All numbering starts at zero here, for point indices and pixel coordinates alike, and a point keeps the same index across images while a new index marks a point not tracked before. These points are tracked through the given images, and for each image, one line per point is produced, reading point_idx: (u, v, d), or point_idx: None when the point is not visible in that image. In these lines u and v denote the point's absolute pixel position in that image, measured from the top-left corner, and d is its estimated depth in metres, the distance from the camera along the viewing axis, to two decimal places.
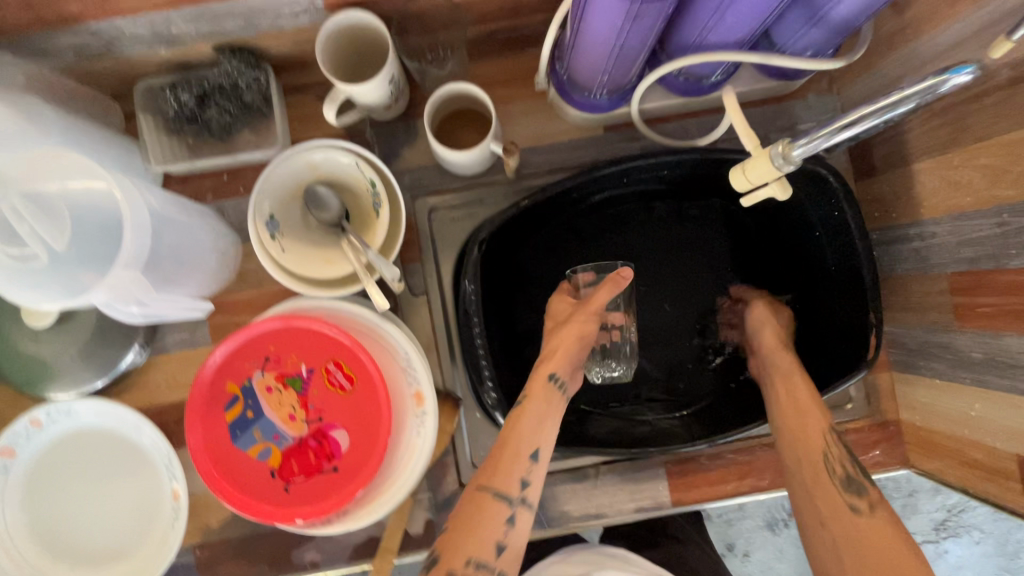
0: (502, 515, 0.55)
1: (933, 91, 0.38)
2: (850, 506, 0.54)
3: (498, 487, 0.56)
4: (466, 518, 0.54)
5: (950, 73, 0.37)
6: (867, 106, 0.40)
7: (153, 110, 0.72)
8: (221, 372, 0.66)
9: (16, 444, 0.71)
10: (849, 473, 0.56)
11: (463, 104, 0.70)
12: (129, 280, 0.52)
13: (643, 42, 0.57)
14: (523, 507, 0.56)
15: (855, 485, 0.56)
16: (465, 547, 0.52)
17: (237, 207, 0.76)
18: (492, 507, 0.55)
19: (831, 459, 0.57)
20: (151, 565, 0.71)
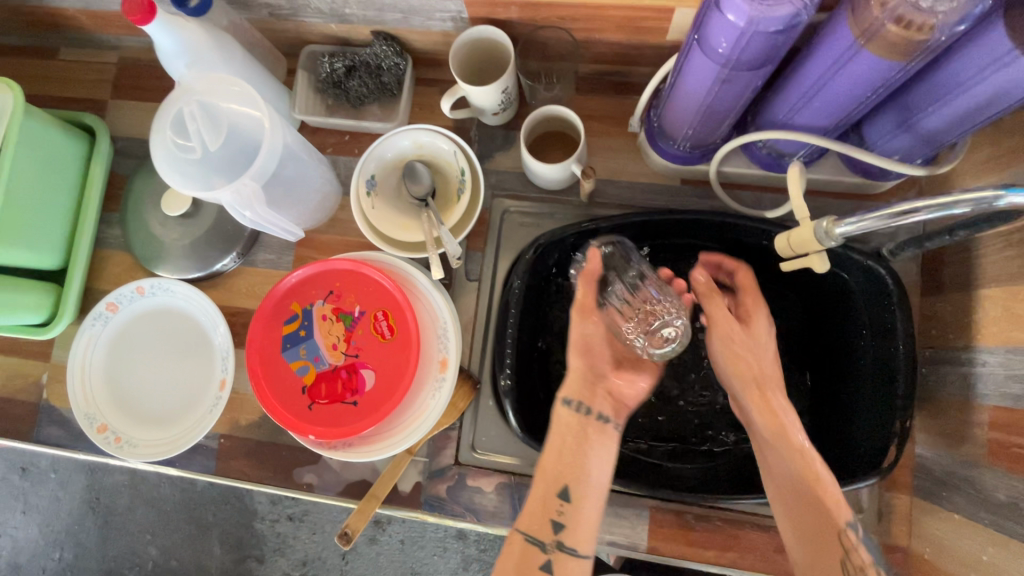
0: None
1: (989, 202, 0.41)
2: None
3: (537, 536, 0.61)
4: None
5: (1009, 192, 0.40)
6: (924, 200, 0.43)
7: (310, 71, 0.86)
8: (290, 293, 0.76)
9: (121, 302, 0.87)
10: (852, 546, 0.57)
11: (561, 126, 0.78)
12: (251, 190, 0.64)
13: (732, 107, 0.62)
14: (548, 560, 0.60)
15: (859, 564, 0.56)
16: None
17: (348, 164, 0.88)
18: (531, 563, 0.60)
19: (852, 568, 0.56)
20: (183, 437, 0.82)
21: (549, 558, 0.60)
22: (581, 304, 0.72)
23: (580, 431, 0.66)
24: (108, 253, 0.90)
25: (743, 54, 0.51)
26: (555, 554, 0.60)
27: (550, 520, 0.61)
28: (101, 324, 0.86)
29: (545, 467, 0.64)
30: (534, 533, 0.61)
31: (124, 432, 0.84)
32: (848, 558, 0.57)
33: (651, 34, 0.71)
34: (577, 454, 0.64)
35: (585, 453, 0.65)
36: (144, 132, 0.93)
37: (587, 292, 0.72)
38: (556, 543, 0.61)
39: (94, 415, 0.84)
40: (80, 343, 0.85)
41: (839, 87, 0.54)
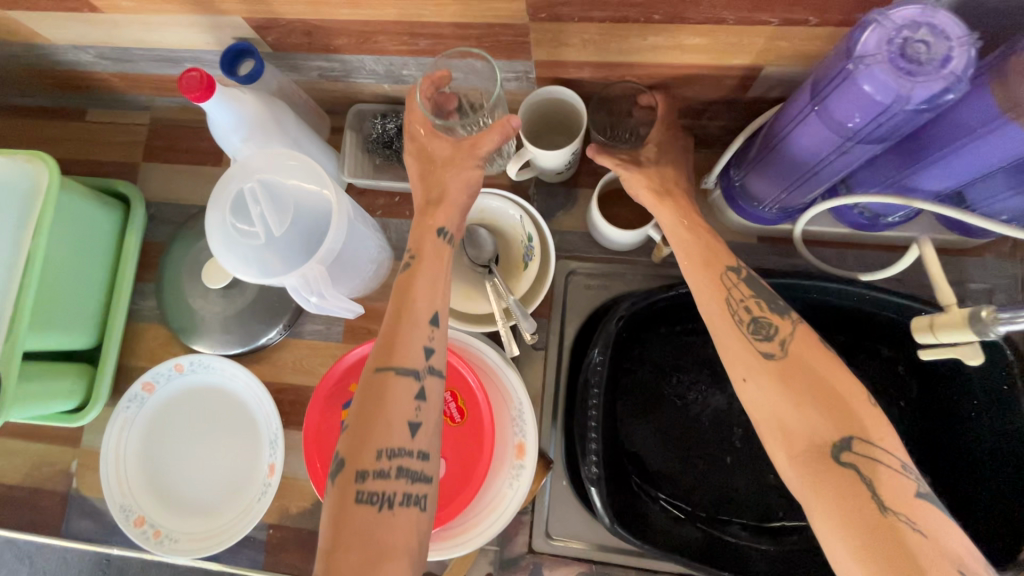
0: (411, 389, 0.53)
1: None
2: (762, 354, 0.52)
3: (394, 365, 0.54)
4: (370, 402, 0.52)
5: None
6: None
7: (358, 130, 0.82)
8: (348, 372, 0.71)
9: (158, 381, 0.80)
10: (759, 315, 0.54)
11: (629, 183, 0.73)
12: (317, 276, 0.59)
13: (835, 174, 0.58)
14: (431, 377, 0.55)
15: (764, 330, 0.53)
16: (374, 441, 0.50)
17: (399, 226, 0.83)
18: (399, 385, 0.53)
19: (740, 304, 0.55)
20: (229, 529, 0.76)
21: (419, 373, 0.54)
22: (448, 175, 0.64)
23: (423, 228, 0.62)
24: (143, 327, 0.84)
25: (873, 128, 0.47)
26: (418, 418, 0.53)
27: (422, 345, 0.55)
28: (137, 405, 0.80)
29: (393, 308, 0.58)
30: (386, 360, 0.54)
31: (164, 524, 0.77)
32: (742, 295, 0.55)
33: (733, 91, 0.67)
34: (427, 243, 0.61)
35: (438, 289, 0.59)
36: (178, 196, 0.88)
37: (440, 150, 0.65)
38: (427, 358, 0.56)
39: (131, 506, 0.77)
40: (114, 427, 0.79)
41: (972, 158, 0.50)
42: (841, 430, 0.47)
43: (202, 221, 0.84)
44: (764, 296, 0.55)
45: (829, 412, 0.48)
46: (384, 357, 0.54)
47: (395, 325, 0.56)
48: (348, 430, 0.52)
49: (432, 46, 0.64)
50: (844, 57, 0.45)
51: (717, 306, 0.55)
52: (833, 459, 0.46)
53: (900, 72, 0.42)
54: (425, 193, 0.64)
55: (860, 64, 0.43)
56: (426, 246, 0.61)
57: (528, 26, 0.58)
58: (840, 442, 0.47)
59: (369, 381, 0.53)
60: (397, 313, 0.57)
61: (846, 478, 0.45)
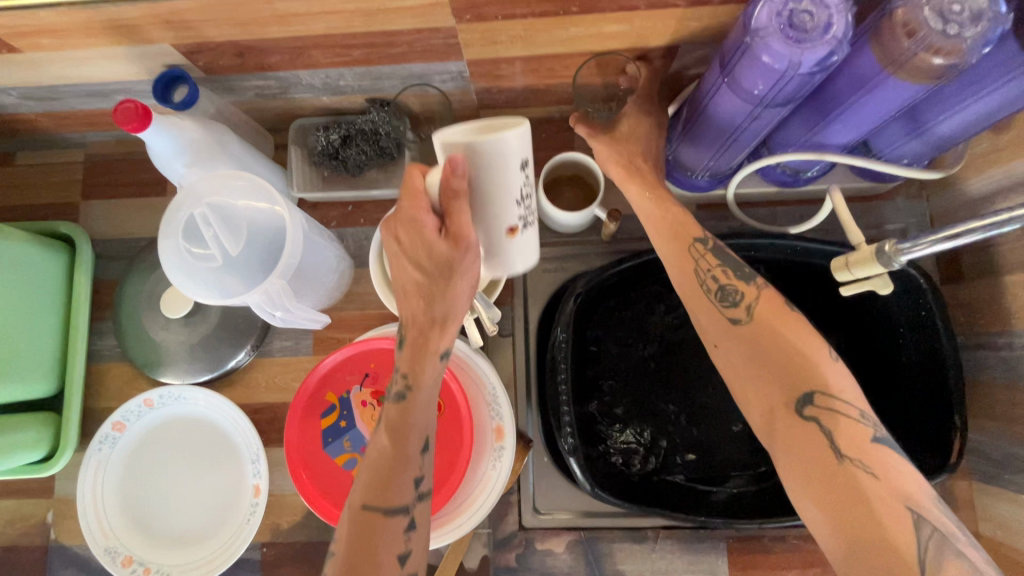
0: (401, 523, 0.53)
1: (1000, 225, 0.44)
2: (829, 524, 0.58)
3: (385, 508, 0.53)
4: (362, 542, 0.52)
5: None
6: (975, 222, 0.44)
7: (302, 144, 0.83)
8: (323, 381, 0.72)
9: (128, 419, 0.80)
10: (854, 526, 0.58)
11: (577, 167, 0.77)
12: (279, 290, 0.60)
13: (753, 138, 0.63)
14: (420, 509, 0.55)
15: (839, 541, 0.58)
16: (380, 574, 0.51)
17: (355, 235, 0.85)
18: (386, 525, 0.53)
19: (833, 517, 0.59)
20: (223, 554, 0.76)
21: (408, 510, 0.54)
22: (437, 349, 0.57)
23: (421, 334, 0.56)
24: (105, 366, 0.83)
25: (777, 92, 0.52)
26: (408, 548, 0.53)
27: (394, 555, 0.52)
28: (108, 446, 0.79)
29: (373, 444, 0.56)
30: (379, 501, 0.53)
31: (153, 560, 0.77)
32: (709, 265, 0.59)
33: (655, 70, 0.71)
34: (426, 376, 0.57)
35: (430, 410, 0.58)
36: (126, 231, 0.87)
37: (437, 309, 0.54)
38: (417, 484, 0.55)
39: (116, 548, 0.77)
40: (88, 472, 0.78)
41: (867, 109, 0.55)
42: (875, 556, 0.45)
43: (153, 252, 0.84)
44: (730, 266, 0.59)
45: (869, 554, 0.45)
46: (378, 494, 0.53)
47: (385, 461, 0.55)
48: (336, 553, 0.52)
49: (366, 55, 0.66)
50: (742, 33, 0.50)
51: (686, 279, 0.60)
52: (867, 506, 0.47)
53: (790, 40, 0.47)
54: (426, 295, 0.54)
55: (756, 37, 0.47)
56: (427, 357, 0.56)
57: (456, 28, 0.61)
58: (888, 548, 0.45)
59: (356, 523, 0.52)
60: (391, 442, 0.56)
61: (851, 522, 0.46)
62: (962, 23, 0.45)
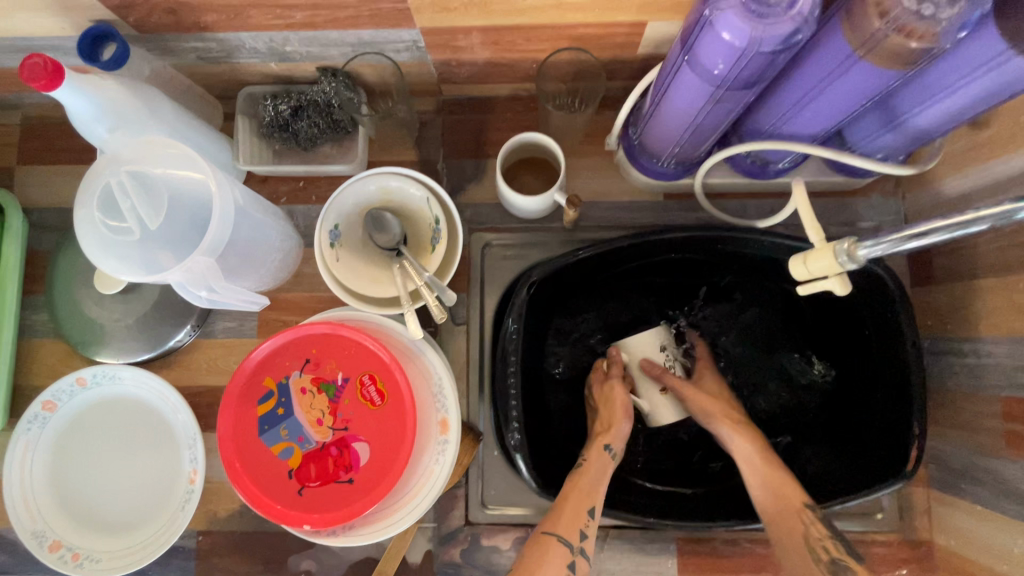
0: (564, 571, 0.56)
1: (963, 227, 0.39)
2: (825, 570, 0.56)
3: (560, 532, 0.58)
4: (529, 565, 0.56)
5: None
6: (937, 220, 0.40)
7: (251, 114, 0.78)
8: (261, 366, 0.68)
9: (59, 398, 0.76)
10: (837, 556, 0.56)
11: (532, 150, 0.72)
12: (206, 268, 0.56)
13: (719, 123, 0.59)
14: (583, 558, 0.58)
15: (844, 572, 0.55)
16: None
17: (306, 213, 0.80)
18: (557, 553, 0.57)
19: (819, 543, 0.57)
20: (156, 542, 0.73)
21: (575, 545, 0.58)
22: (607, 441, 0.65)
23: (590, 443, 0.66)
24: (35, 342, 0.79)
25: (739, 73, 0.48)
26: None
27: None
28: (38, 426, 0.75)
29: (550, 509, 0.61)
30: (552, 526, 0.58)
31: (82, 545, 0.74)
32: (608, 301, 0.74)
33: (623, 48, 0.67)
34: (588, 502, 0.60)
35: (601, 485, 0.62)
36: (63, 199, 0.82)
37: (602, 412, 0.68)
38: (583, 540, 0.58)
39: (43, 532, 0.74)
40: (15, 453, 0.74)
41: (836, 97, 0.52)
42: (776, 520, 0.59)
43: None
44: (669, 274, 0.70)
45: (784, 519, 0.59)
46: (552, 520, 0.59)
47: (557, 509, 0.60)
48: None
49: (310, 18, 0.61)
50: (701, 6, 0.46)
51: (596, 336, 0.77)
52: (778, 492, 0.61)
53: (751, 15, 0.43)
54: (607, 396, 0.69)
55: (714, 10, 0.44)
56: (592, 453, 0.65)
57: None
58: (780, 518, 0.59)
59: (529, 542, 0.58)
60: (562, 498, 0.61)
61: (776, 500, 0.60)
62: (939, 3, 0.42)
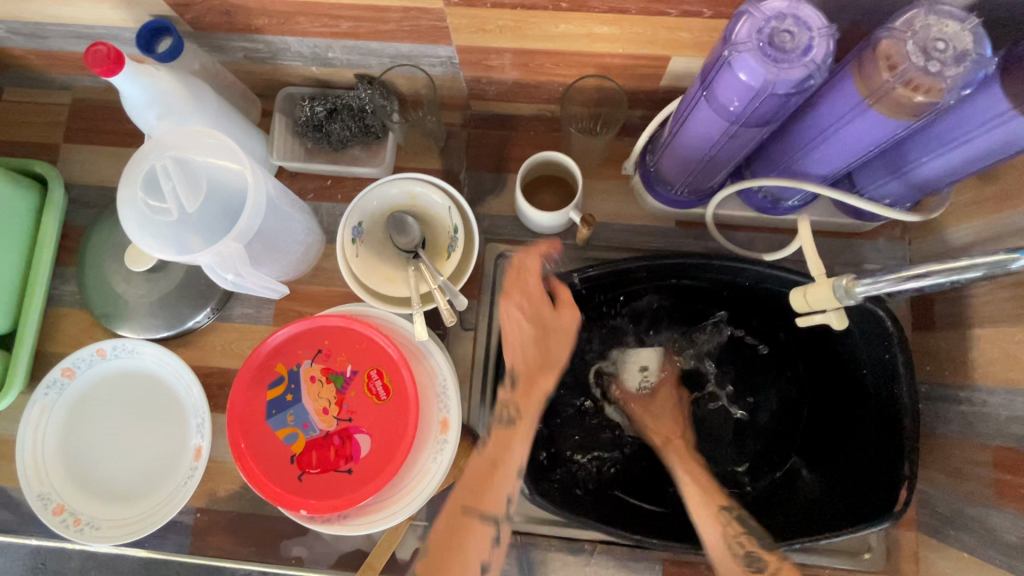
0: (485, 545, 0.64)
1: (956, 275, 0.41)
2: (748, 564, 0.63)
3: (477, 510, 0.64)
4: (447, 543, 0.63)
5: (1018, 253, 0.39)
6: (932, 266, 0.42)
7: (288, 113, 0.82)
8: (275, 352, 0.71)
9: (79, 367, 0.79)
10: (752, 549, 0.64)
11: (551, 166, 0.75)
12: (234, 254, 0.60)
13: (733, 158, 0.62)
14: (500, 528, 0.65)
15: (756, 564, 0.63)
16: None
17: (331, 210, 0.84)
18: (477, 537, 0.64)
19: (735, 540, 0.64)
20: (156, 514, 0.75)
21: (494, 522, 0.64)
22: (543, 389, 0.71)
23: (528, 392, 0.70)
24: (60, 311, 0.82)
25: (753, 112, 0.51)
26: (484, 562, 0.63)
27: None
28: (55, 391, 0.78)
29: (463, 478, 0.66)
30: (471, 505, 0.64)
31: (84, 511, 0.76)
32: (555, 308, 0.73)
33: (646, 79, 0.70)
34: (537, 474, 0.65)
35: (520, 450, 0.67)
36: (102, 178, 0.86)
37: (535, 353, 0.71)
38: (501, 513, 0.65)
39: (49, 495, 0.76)
40: (31, 415, 0.77)
41: (845, 141, 0.54)
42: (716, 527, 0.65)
43: None
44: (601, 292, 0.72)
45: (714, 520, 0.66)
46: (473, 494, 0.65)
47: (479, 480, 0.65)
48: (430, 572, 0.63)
49: (353, 29, 0.65)
50: (722, 46, 0.49)
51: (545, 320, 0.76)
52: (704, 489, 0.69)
53: (767, 59, 0.46)
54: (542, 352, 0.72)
55: (734, 51, 0.46)
56: (526, 411, 0.69)
57: (444, 10, 0.60)
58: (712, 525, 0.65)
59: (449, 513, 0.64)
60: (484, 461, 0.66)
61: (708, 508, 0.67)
62: (945, 61, 0.44)
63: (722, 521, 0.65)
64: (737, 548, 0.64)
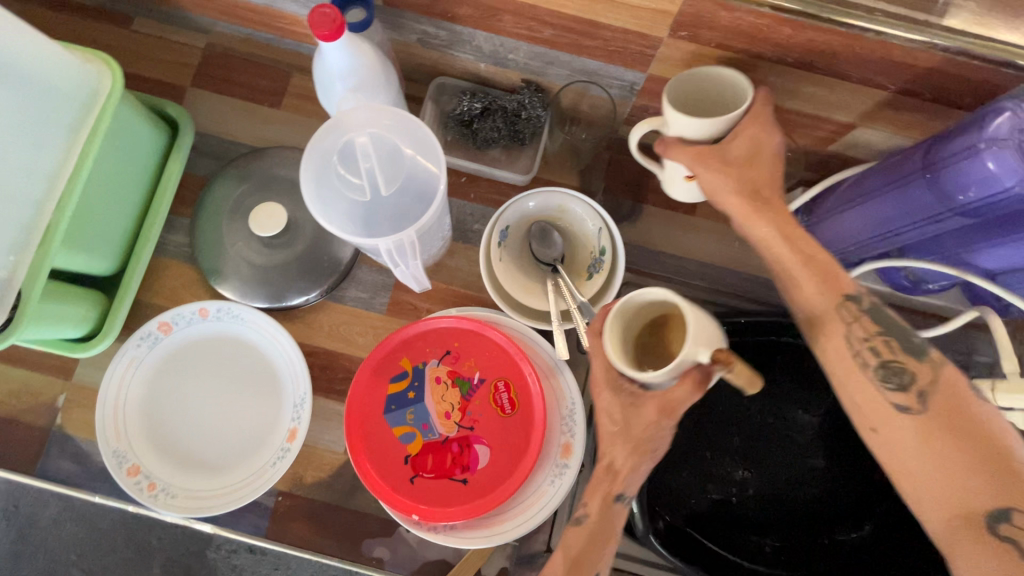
0: None
1: None
2: (897, 406, 0.47)
3: None
4: None
5: None
6: None
7: (436, 103, 0.81)
8: (404, 346, 0.69)
9: (177, 323, 0.75)
10: (893, 361, 0.49)
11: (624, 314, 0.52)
12: (410, 243, 0.57)
13: (913, 236, 0.63)
14: None
15: (898, 378, 0.48)
16: None
17: (461, 207, 0.82)
18: None
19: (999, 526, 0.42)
20: (238, 491, 0.71)
21: None
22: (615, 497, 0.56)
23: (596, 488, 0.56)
24: (165, 262, 0.78)
25: (975, 205, 0.52)
26: None
27: None
28: (147, 345, 0.74)
29: None
30: None
31: (160, 477, 0.72)
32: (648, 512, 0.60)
33: (820, 141, 0.71)
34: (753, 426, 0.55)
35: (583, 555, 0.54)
36: (228, 131, 0.82)
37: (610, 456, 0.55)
38: None
39: (124, 453, 0.72)
40: (118, 367, 0.73)
41: None
42: (1004, 500, 0.42)
43: (253, 161, 0.80)
44: None
45: (995, 482, 0.43)
46: None
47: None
48: None
49: (554, 37, 0.65)
50: (967, 137, 0.50)
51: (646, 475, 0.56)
52: (987, 530, 0.42)
53: None
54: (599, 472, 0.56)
55: (990, 145, 0.47)
56: (596, 504, 0.56)
57: (662, 40, 0.60)
58: (996, 513, 0.42)
59: None
60: None
61: (995, 558, 0.41)
62: None
63: (847, 324, 0.51)
64: (853, 318, 0.51)
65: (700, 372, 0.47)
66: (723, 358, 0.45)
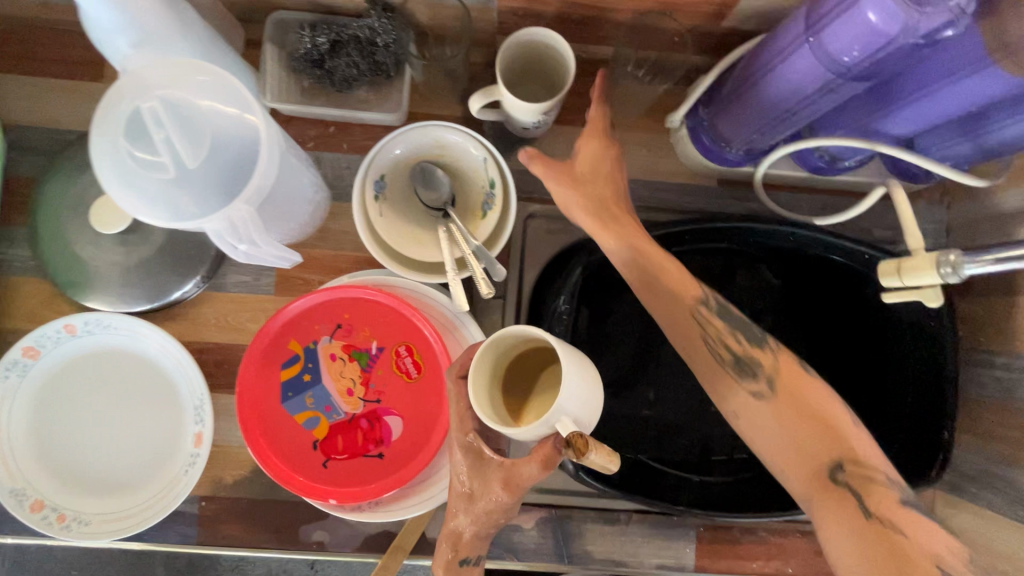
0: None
1: None
2: (751, 394, 0.51)
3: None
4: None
5: None
6: None
7: (279, 42, 0.69)
8: (288, 327, 0.63)
9: (43, 346, 0.67)
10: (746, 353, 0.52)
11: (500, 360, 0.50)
12: (244, 219, 0.50)
13: (812, 114, 0.56)
14: None
15: (752, 370, 0.52)
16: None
17: (335, 162, 0.73)
18: None
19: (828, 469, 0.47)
20: (155, 506, 0.67)
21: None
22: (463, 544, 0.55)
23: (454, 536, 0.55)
24: (15, 281, 0.70)
25: (870, 60, 0.45)
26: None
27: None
28: (18, 374, 0.67)
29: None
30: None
31: (69, 507, 0.67)
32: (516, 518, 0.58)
33: (709, 19, 0.62)
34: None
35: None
36: (49, 118, 0.71)
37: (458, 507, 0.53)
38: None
39: (23, 490, 0.66)
40: None
41: (945, 98, 0.50)
42: (833, 452, 0.48)
43: (83, 149, 0.69)
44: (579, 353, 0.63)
45: (796, 416, 0.49)
46: None
47: None
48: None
49: None
50: None
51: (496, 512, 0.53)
52: (830, 479, 0.47)
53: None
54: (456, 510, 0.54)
55: None
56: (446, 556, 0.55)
57: None
58: (833, 464, 0.47)
59: None
60: None
61: (847, 508, 0.45)
62: None
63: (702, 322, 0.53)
64: (705, 321, 0.53)
65: (553, 448, 0.44)
66: (578, 445, 0.40)
